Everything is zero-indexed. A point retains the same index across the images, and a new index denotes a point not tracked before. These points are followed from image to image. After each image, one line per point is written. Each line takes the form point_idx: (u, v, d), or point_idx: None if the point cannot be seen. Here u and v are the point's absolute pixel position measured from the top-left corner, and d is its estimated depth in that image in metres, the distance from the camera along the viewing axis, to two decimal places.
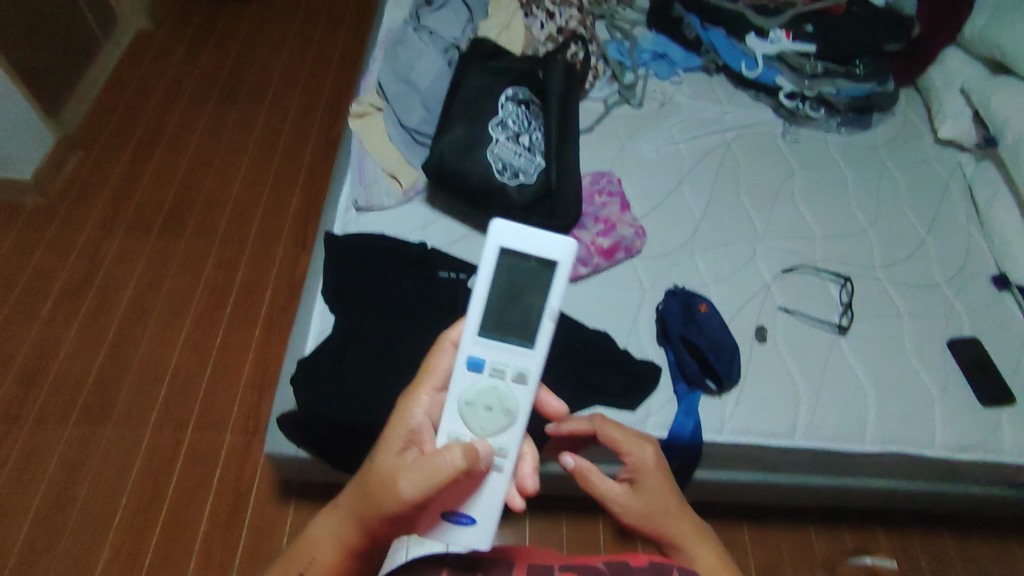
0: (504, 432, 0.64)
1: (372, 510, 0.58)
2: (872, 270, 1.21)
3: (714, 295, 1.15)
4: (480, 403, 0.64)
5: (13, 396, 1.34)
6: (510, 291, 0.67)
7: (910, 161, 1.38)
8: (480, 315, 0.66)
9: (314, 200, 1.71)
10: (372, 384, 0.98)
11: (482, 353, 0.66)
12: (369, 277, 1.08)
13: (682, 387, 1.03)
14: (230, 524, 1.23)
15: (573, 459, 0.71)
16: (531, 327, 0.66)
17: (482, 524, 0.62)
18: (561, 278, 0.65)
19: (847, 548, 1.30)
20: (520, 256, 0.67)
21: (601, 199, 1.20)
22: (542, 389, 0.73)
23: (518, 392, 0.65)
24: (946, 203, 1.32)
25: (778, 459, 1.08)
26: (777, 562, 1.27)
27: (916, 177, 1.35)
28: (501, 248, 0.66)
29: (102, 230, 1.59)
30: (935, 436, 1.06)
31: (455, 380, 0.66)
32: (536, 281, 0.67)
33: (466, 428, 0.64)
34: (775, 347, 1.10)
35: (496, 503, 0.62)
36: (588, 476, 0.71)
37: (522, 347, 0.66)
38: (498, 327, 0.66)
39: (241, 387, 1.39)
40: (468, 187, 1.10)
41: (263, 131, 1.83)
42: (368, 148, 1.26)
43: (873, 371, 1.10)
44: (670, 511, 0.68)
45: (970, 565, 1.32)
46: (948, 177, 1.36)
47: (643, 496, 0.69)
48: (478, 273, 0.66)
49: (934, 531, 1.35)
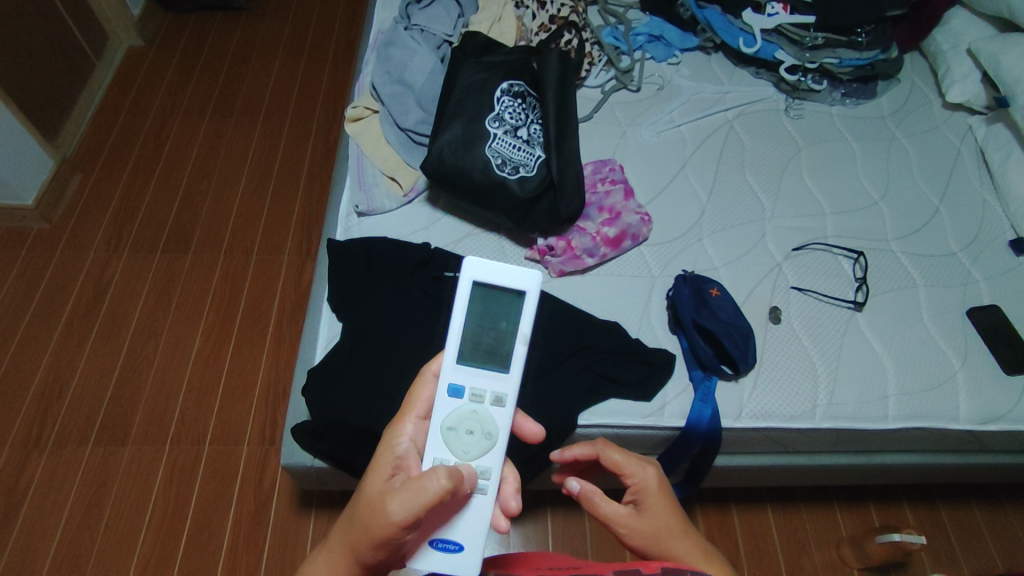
0: (486, 455, 0.63)
1: (361, 538, 0.54)
2: (885, 242, 1.19)
3: (724, 278, 1.13)
4: (463, 427, 0.63)
5: (33, 417, 1.35)
6: (482, 321, 0.67)
7: (918, 128, 1.34)
8: (457, 345, 0.66)
9: (316, 206, 1.70)
10: (384, 389, 0.97)
11: (462, 379, 0.65)
12: (374, 282, 1.07)
13: (697, 373, 1.01)
14: (253, 535, 1.23)
15: (578, 482, 0.64)
16: (506, 354, 0.66)
17: (470, 550, 0.59)
18: (531, 306, 0.66)
19: (874, 525, 1.29)
20: (493, 289, 0.67)
21: (604, 187, 1.18)
22: (519, 412, 0.72)
23: (497, 415, 0.65)
24: (958, 169, 1.29)
25: (799, 441, 1.06)
26: (803, 542, 1.26)
27: (925, 144, 1.32)
28: (474, 283, 0.66)
29: (108, 250, 1.60)
30: (959, 408, 1.04)
31: (437, 409, 0.64)
32: (506, 307, 0.67)
33: (449, 453, 0.63)
34: (789, 327, 1.08)
35: (482, 528, 0.60)
36: (591, 499, 0.64)
37: (499, 372, 0.66)
38: (474, 356, 0.66)
39: (255, 398, 1.39)
40: (469, 185, 1.09)
41: (262, 140, 1.83)
42: (366, 151, 1.25)
43: (892, 346, 1.07)
44: (676, 533, 0.62)
45: (1001, 535, 1.30)
46: (957, 143, 1.32)
47: (648, 520, 0.62)
48: (455, 307, 0.65)
49: (961, 503, 1.32)
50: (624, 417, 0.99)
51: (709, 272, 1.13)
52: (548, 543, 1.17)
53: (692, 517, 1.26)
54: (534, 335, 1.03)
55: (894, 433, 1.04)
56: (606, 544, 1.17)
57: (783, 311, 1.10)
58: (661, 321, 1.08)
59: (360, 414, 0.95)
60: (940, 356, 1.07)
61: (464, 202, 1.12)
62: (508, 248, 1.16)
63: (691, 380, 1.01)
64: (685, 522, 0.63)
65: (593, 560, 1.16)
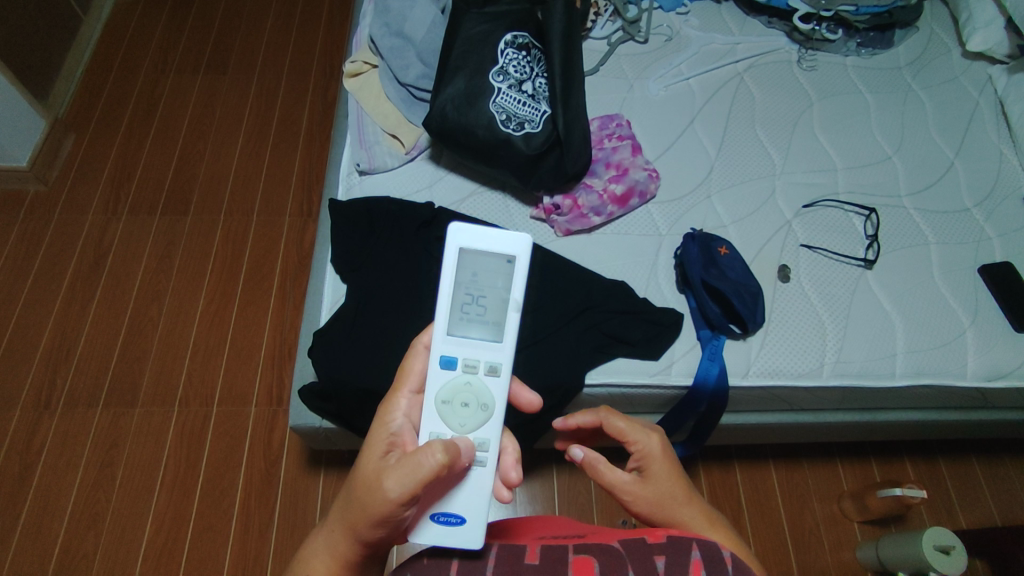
0: (482, 427, 0.62)
1: (359, 516, 0.53)
2: (897, 199, 1.16)
3: (733, 236, 1.11)
4: (457, 400, 0.62)
5: (42, 381, 1.36)
6: (471, 289, 0.65)
7: (936, 79, 1.30)
8: (447, 314, 0.64)
9: (316, 165, 1.67)
10: (390, 350, 0.96)
11: (454, 351, 0.64)
12: (378, 243, 1.06)
13: (704, 332, 1.01)
14: (264, 493, 1.25)
15: (581, 450, 0.65)
16: (498, 320, 0.65)
17: (473, 522, 0.57)
18: (521, 271, 0.64)
19: (874, 480, 1.30)
20: (480, 254, 0.65)
21: (611, 143, 1.15)
22: (517, 381, 0.71)
23: (492, 385, 0.63)
24: (975, 123, 1.25)
25: (805, 399, 1.06)
26: (805, 495, 1.28)
27: (942, 97, 1.28)
28: (461, 249, 0.65)
29: (106, 213, 1.58)
30: (967, 366, 1.03)
31: (429, 381, 0.63)
32: (495, 273, 0.65)
33: (445, 426, 0.62)
34: (798, 286, 1.07)
35: (484, 500, 0.59)
36: (595, 466, 0.64)
37: (490, 341, 0.65)
38: (464, 326, 0.64)
39: (261, 359, 1.40)
40: (474, 142, 1.06)
41: (258, 97, 1.78)
42: (366, 108, 1.21)
43: (901, 304, 1.06)
44: (679, 499, 0.61)
45: (998, 488, 1.32)
46: (976, 95, 1.28)
47: (652, 488, 0.62)
48: (443, 275, 0.64)
49: (961, 456, 1.34)
50: (633, 372, 0.99)
51: (718, 229, 1.11)
52: (555, 498, 1.19)
53: (695, 473, 1.28)
54: (543, 295, 1.01)
55: (901, 391, 1.04)
56: (612, 499, 1.19)
57: (794, 269, 1.08)
58: (665, 284, 1.06)
59: (367, 375, 0.95)
60: (950, 316, 1.06)
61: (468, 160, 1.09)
62: (515, 207, 1.13)
63: (699, 339, 1.01)
64: (687, 489, 0.62)
65: (597, 514, 1.19)
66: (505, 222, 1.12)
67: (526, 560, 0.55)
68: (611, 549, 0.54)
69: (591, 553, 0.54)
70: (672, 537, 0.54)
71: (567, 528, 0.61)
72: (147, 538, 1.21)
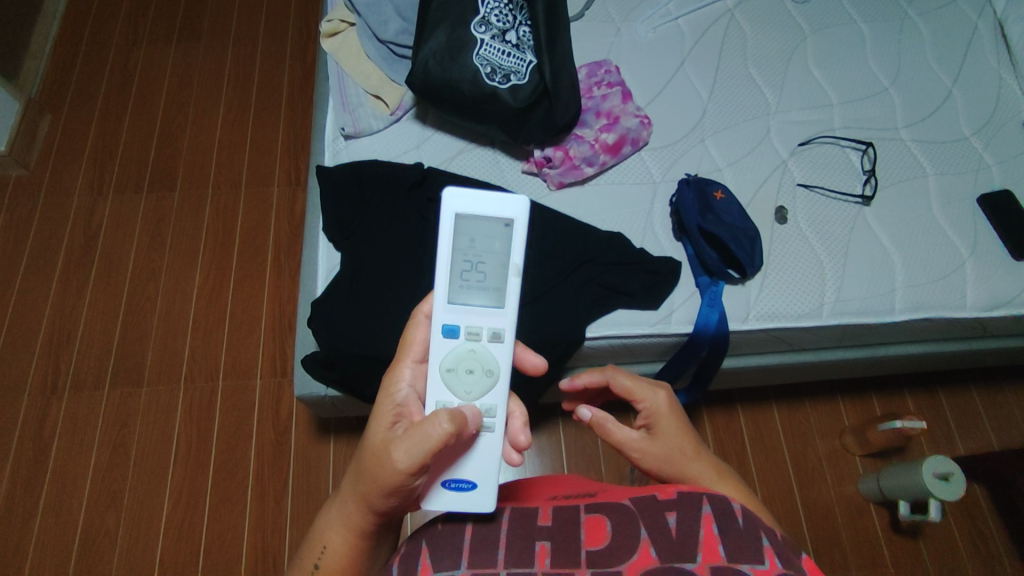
0: (489, 394, 0.61)
1: (370, 487, 0.54)
2: (894, 131, 1.14)
3: (729, 179, 1.09)
4: (462, 367, 0.61)
5: (47, 365, 1.36)
6: (469, 256, 0.63)
7: (933, 4, 1.25)
8: (446, 283, 0.63)
9: (301, 132, 1.63)
10: (390, 315, 0.96)
11: (456, 318, 0.63)
12: (369, 208, 1.04)
13: (703, 278, 1.00)
14: (276, 463, 1.27)
15: (589, 410, 0.64)
16: (499, 286, 0.63)
17: (483, 487, 0.58)
18: (520, 235, 0.62)
19: (875, 414, 1.32)
20: (476, 219, 0.63)
21: (600, 91, 1.11)
22: (520, 346, 0.70)
23: (496, 351, 0.63)
24: (973, 47, 1.21)
25: (805, 339, 1.07)
26: (806, 432, 1.30)
27: (940, 22, 1.23)
28: (456, 214, 0.62)
29: (91, 194, 1.55)
30: (966, 297, 1.03)
31: (433, 351, 0.62)
32: (493, 238, 0.63)
33: (451, 394, 0.61)
34: (796, 227, 1.06)
35: (494, 465, 0.59)
36: (604, 426, 0.64)
37: (492, 307, 0.63)
38: (464, 293, 0.63)
39: (262, 332, 1.40)
40: (459, 98, 1.03)
41: (236, 64, 1.72)
42: (346, 69, 1.17)
43: (900, 239, 1.06)
44: (688, 454, 0.62)
45: (997, 414, 1.34)
46: (975, 18, 1.24)
47: (661, 443, 0.63)
48: (439, 243, 0.62)
49: (960, 386, 1.36)
50: (636, 323, 0.99)
51: (714, 173, 1.10)
52: (562, 450, 1.22)
53: (698, 417, 1.30)
54: (538, 251, 1.01)
55: (901, 325, 1.05)
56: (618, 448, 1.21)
57: (791, 210, 1.07)
58: (662, 233, 1.05)
59: (368, 341, 0.95)
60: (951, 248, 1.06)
61: (455, 117, 1.07)
62: (506, 164, 1.11)
63: (698, 287, 1.01)
64: (696, 444, 0.63)
65: (605, 463, 1.21)
66: (497, 179, 1.10)
67: (541, 521, 0.57)
68: (621, 508, 0.56)
69: (602, 513, 0.56)
70: (682, 493, 0.56)
71: (580, 489, 0.63)
72: (167, 511, 1.24)
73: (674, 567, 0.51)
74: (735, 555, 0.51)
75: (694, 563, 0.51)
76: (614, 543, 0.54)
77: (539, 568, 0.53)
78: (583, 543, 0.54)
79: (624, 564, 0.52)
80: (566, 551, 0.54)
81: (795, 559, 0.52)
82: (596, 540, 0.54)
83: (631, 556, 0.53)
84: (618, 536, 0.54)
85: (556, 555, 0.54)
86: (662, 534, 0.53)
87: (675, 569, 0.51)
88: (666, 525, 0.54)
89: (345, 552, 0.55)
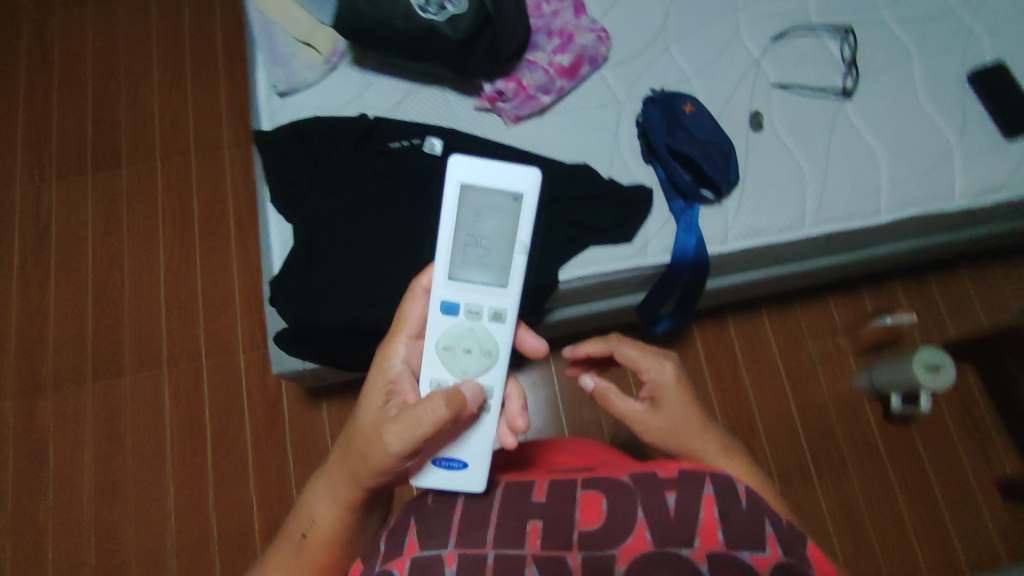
0: (488, 373, 0.58)
1: (360, 466, 0.52)
2: (876, 12, 1.04)
3: (698, 88, 1.01)
4: (460, 347, 0.58)
5: (24, 366, 1.34)
6: (473, 231, 0.59)
7: None
8: (449, 257, 0.58)
9: (242, 86, 1.52)
10: (355, 282, 0.92)
11: (456, 296, 0.59)
12: (313, 165, 0.96)
13: (676, 204, 0.95)
14: (271, 431, 1.27)
15: (593, 380, 0.60)
16: (502, 265, 0.59)
17: (473, 467, 0.55)
18: (528, 210, 0.59)
19: (868, 312, 1.30)
20: (482, 190, 0.59)
21: (551, 5, 1.01)
22: (521, 326, 0.65)
23: (497, 333, 0.59)
24: None
25: (789, 252, 1.02)
26: (799, 337, 1.29)
27: None
28: (462, 184, 0.58)
29: (35, 182, 1.47)
30: (955, 188, 0.98)
31: (432, 327, 0.58)
32: (497, 210, 0.59)
33: (447, 373, 0.58)
34: (773, 131, 0.99)
35: (489, 444, 0.56)
36: (606, 396, 0.60)
37: (494, 286, 0.60)
38: (466, 269, 0.59)
39: (237, 306, 1.36)
40: (394, 36, 0.93)
41: (161, 20, 1.58)
42: (270, 17, 1.06)
43: (884, 133, 0.99)
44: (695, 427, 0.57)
45: (991, 299, 1.32)
46: None
47: (665, 416, 0.57)
48: (442, 216, 0.58)
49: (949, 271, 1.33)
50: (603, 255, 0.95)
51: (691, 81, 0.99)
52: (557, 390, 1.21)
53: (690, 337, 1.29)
54: None
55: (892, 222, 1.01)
56: None
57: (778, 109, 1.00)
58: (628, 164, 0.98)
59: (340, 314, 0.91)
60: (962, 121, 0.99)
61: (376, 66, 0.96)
62: (458, 103, 1.03)
63: (672, 212, 0.95)
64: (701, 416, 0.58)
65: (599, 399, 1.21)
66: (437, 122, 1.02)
67: (534, 497, 0.54)
68: (622, 485, 0.52)
69: (599, 488, 0.52)
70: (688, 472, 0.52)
71: (584, 462, 0.59)
72: (172, 493, 1.25)
73: (669, 551, 0.49)
74: (735, 540, 0.48)
75: (690, 549, 0.48)
76: (610, 523, 0.50)
77: (528, 550, 0.51)
78: (577, 524, 0.51)
79: (618, 546, 0.49)
80: (558, 534, 0.51)
81: (797, 543, 0.49)
82: (591, 521, 0.51)
83: (626, 536, 0.50)
84: (615, 517, 0.50)
85: (548, 535, 0.51)
86: (660, 515, 0.49)
87: (668, 554, 0.48)
88: (666, 505, 0.50)
89: (336, 524, 0.55)
